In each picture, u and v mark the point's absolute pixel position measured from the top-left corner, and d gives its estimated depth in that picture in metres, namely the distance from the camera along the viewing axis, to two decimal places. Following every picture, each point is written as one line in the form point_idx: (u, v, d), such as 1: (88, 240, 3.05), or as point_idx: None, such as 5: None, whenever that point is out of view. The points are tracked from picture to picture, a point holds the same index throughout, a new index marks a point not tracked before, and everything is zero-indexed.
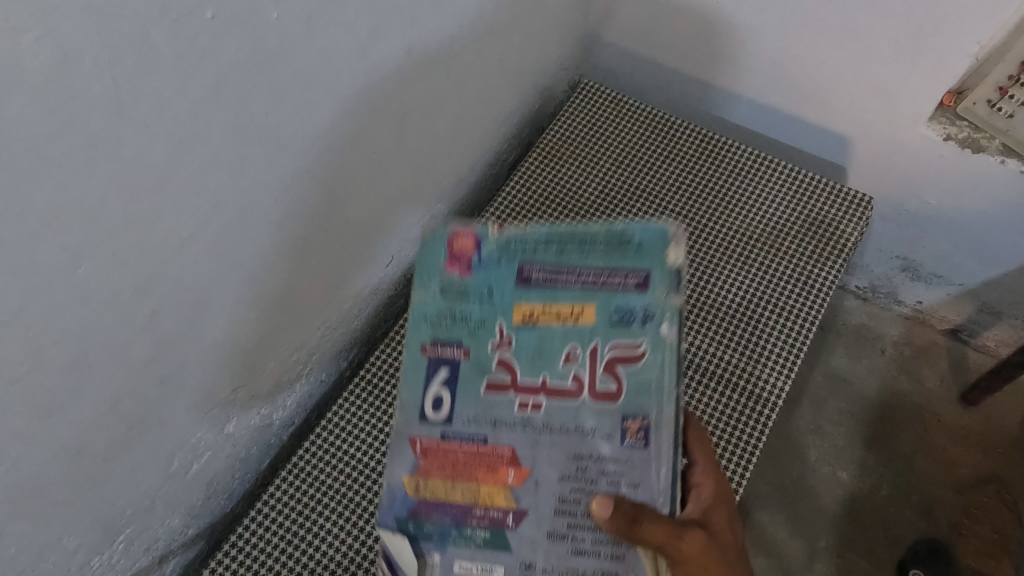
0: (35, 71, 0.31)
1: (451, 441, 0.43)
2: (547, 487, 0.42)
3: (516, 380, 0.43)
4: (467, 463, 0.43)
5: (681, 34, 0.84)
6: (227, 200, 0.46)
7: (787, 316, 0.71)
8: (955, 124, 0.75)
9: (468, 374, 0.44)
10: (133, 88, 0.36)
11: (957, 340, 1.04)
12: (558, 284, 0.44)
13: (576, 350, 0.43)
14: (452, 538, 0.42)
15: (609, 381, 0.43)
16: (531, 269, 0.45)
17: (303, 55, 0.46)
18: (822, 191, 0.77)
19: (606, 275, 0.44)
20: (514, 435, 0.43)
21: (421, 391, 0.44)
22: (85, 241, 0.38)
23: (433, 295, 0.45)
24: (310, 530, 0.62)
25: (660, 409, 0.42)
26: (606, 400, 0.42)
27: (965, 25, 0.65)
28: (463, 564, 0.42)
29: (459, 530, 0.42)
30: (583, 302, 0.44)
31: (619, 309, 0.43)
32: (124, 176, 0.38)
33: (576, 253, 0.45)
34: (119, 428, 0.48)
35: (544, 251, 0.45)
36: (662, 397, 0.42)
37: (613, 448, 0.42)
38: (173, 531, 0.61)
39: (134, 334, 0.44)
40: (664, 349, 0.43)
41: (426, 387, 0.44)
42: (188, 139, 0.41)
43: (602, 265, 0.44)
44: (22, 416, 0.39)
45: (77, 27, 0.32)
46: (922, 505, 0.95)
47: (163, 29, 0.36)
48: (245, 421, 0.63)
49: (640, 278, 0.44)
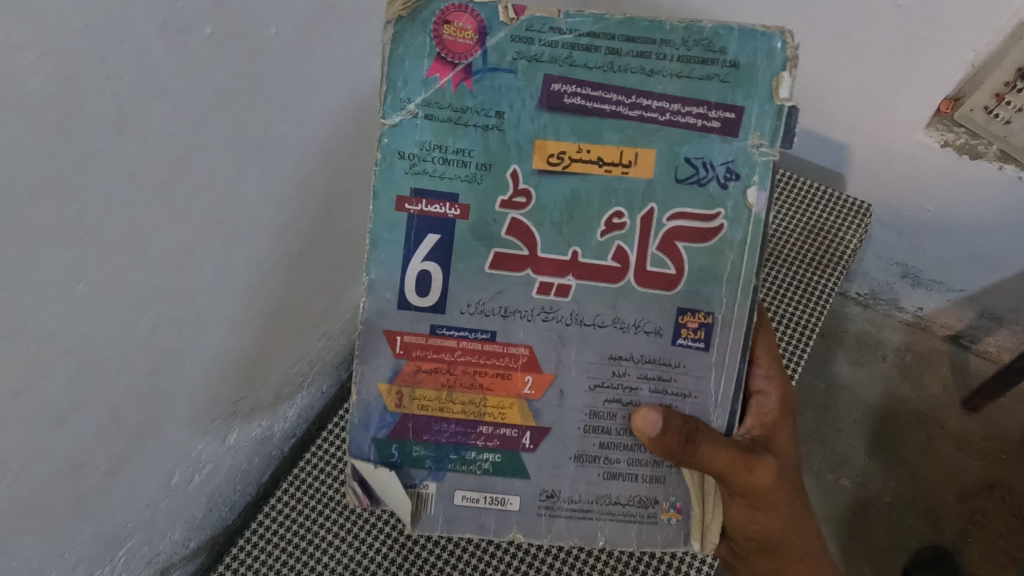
0: (35, 90, 0.32)
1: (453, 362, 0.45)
2: (570, 398, 0.46)
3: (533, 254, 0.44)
4: (474, 378, 0.45)
5: None
6: (227, 214, 0.46)
7: (787, 325, 0.71)
8: (952, 130, 0.75)
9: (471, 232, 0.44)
10: (131, 104, 0.36)
11: (958, 346, 1.03)
12: (599, 103, 0.43)
13: (625, 212, 0.44)
14: (450, 460, 0.46)
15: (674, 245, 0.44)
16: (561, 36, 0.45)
17: (300, 68, 0.46)
18: (823, 198, 0.76)
19: (687, 104, 0.43)
20: (529, 331, 0.45)
21: (404, 260, 0.44)
22: (85, 258, 0.38)
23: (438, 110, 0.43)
24: (311, 543, 0.62)
25: (729, 277, 0.45)
26: (666, 279, 0.45)
27: (959, 32, 0.65)
28: (467, 495, 0.46)
29: (461, 451, 0.46)
30: (645, 146, 0.44)
31: (689, 153, 0.44)
32: (124, 192, 0.38)
33: (638, 70, 0.43)
34: (120, 442, 0.48)
35: (580, 61, 0.43)
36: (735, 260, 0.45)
37: (662, 345, 0.45)
38: (175, 544, 0.61)
39: (134, 348, 0.45)
40: (746, 213, 0.44)
41: (406, 263, 0.44)
42: (187, 155, 0.41)
43: (679, 94, 0.43)
44: (22, 431, 0.40)
45: (75, 46, 0.32)
46: (925, 512, 0.96)
47: (161, 45, 0.36)
48: (246, 432, 0.63)
49: (721, 112, 0.44)
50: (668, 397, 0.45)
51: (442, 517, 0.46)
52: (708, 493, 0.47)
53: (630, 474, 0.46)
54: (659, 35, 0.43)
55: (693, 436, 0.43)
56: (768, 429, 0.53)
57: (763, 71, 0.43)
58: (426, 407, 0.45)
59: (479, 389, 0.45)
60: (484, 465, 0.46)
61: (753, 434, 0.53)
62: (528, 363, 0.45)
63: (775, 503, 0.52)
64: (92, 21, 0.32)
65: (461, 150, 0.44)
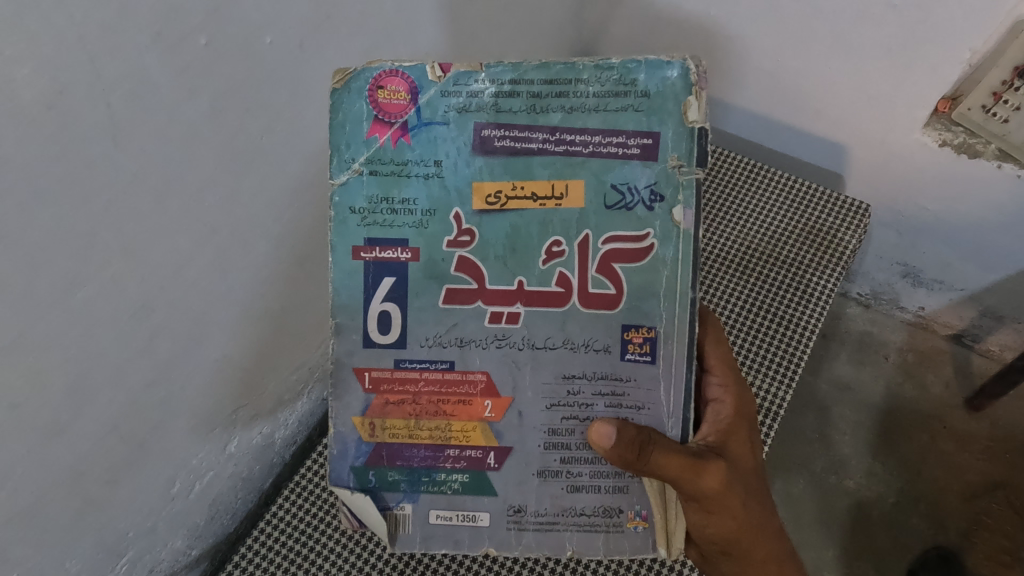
0: (32, 102, 0.32)
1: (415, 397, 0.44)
2: (527, 424, 0.44)
3: (483, 286, 0.43)
4: (438, 402, 0.44)
5: (675, 46, 0.85)
6: (224, 223, 0.47)
7: (786, 327, 0.71)
8: (950, 130, 0.75)
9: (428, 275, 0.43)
10: (127, 115, 0.36)
11: (961, 346, 1.03)
12: (525, 143, 0.42)
13: (561, 244, 0.43)
14: (423, 482, 0.45)
15: (607, 274, 0.43)
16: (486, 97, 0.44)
17: (296, 78, 0.46)
18: (820, 199, 0.77)
19: (607, 137, 0.42)
20: (486, 357, 0.44)
21: (363, 302, 0.44)
22: (83, 269, 0.38)
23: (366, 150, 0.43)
24: (313, 550, 0.62)
25: (666, 302, 0.43)
26: (605, 303, 0.43)
27: (955, 31, 0.65)
28: (440, 513, 0.45)
29: (433, 474, 0.45)
30: (573, 178, 0.43)
31: (614, 179, 0.42)
32: (121, 203, 0.38)
33: (561, 109, 0.42)
34: (121, 452, 0.48)
35: (507, 106, 0.43)
36: (671, 285, 0.43)
37: (609, 363, 0.44)
38: (177, 552, 0.61)
39: (133, 358, 0.45)
40: (676, 234, 0.42)
41: (367, 305, 0.44)
42: (183, 165, 0.41)
43: (600, 126, 0.42)
44: (22, 443, 0.40)
45: (69, 59, 0.32)
46: (929, 512, 0.95)
47: (155, 57, 0.36)
48: (247, 439, 0.63)
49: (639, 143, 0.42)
50: (624, 410, 0.44)
51: (419, 536, 0.45)
52: (670, 500, 0.45)
53: (594, 485, 0.44)
54: (573, 71, 0.42)
55: (646, 450, 0.41)
56: (721, 434, 0.50)
57: (675, 97, 0.42)
58: (396, 435, 0.45)
59: (444, 415, 0.44)
60: (454, 485, 0.45)
61: (708, 439, 0.49)
62: (487, 389, 0.44)
63: (727, 506, 0.48)
64: (87, 33, 0.33)
65: (406, 199, 0.43)
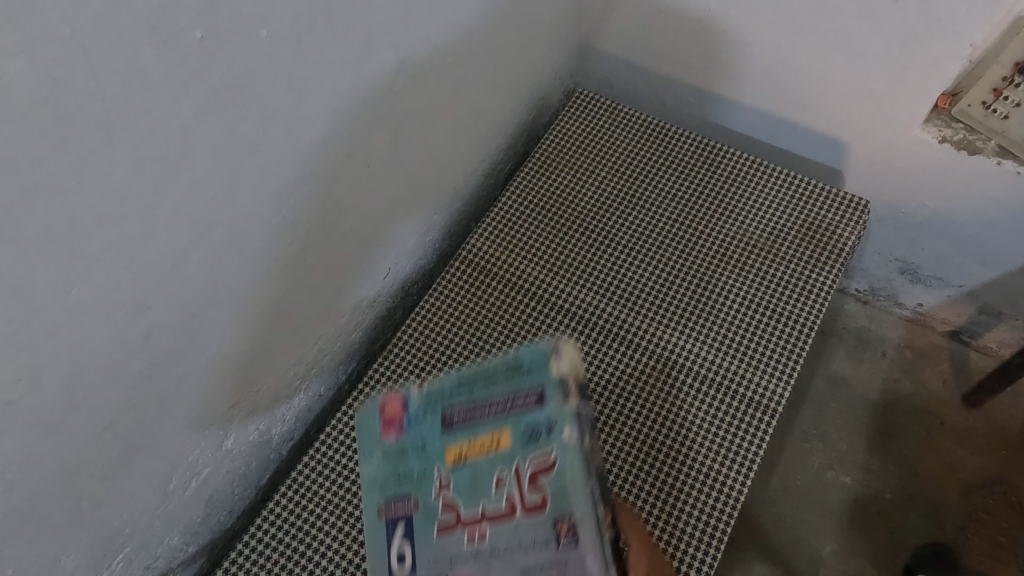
0: (25, 95, 0.31)
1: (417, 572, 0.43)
2: None
3: (459, 516, 0.43)
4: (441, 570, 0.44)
5: (674, 42, 0.85)
6: (220, 218, 0.46)
7: (784, 323, 0.70)
8: (949, 126, 0.75)
9: (421, 518, 0.44)
10: (122, 108, 0.36)
11: (959, 342, 1.04)
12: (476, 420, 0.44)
13: (503, 476, 0.43)
14: None
15: (534, 494, 0.42)
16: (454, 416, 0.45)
17: (293, 71, 0.46)
18: (818, 195, 0.77)
19: (510, 400, 0.43)
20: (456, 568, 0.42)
21: (386, 552, 0.45)
22: (77, 264, 0.38)
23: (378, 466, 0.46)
24: (310, 546, 0.61)
25: (579, 504, 0.41)
26: (536, 513, 0.41)
27: (956, 24, 0.65)
28: None
29: None
30: (499, 429, 0.43)
31: (528, 429, 0.43)
32: (115, 198, 0.38)
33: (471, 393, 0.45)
34: (116, 449, 0.48)
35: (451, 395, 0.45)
36: (576, 493, 0.41)
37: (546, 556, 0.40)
38: (173, 548, 0.61)
39: (129, 353, 0.44)
40: (570, 452, 0.42)
41: (389, 547, 0.45)
42: (179, 160, 0.41)
43: (502, 396, 0.44)
44: (17, 439, 0.39)
45: (63, 51, 0.32)
46: (926, 509, 0.94)
47: (150, 50, 0.36)
48: (244, 436, 0.63)
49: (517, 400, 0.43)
50: None
51: None
52: None
53: None
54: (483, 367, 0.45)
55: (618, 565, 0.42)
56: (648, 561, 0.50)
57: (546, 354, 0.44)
58: None
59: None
60: None
61: None
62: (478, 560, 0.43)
63: None
64: (80, 26, 0.32)
65: (410, 469, 0.45)
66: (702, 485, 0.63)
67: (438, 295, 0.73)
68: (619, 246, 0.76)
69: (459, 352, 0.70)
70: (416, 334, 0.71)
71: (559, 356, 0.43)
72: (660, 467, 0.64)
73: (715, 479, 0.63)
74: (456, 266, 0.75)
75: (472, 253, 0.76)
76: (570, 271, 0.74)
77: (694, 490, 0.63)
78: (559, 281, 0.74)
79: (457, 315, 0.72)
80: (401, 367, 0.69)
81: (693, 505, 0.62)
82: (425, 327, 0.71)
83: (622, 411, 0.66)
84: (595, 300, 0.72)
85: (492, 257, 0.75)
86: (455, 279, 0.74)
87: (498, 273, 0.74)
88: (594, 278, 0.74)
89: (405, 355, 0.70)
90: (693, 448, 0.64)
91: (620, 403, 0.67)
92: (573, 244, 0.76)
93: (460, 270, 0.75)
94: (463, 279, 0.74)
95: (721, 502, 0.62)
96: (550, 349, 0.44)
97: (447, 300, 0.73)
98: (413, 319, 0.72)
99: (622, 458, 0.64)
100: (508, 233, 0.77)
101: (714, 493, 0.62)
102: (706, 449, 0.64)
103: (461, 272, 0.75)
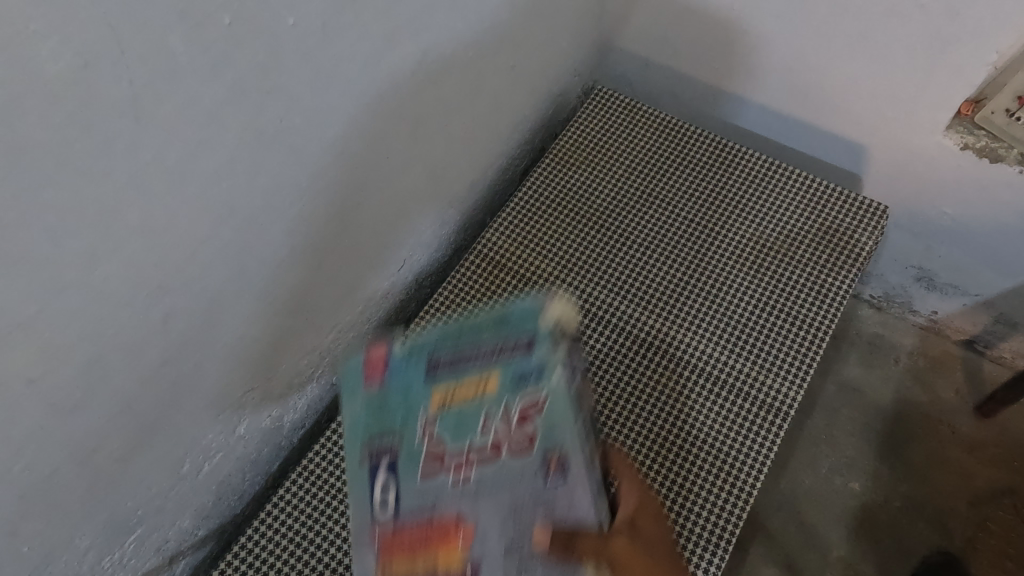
0: (57, 77, 0.32)
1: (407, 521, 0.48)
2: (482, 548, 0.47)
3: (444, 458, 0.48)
4: (425, 538, 0.47)
5: (695, 41, 0.84)
6: (242, 204, 0.46)
7: (799, 327, 0.70)
8: (972, 133, 0.74)
9: (405, 462, 0.49)
10: (149, 91, 0.36)
11: (973, 352, 1.03)
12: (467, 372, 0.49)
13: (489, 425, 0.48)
14: None
15: (520, 436, 0.47)
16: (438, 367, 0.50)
17: (319, 60, 0.46)
18: (836, 199, 0.77)
19: (498, 349, 0.49)
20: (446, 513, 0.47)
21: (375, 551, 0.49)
22: (101, 245, 0.38)
23: (358, 411, 0.51)
24: (319, 533, 0.62)
25: (568, 440, 0.46)
26: (523, 453, 0.47)
27: (983, 29, 0.64)
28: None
29: None
30: None
31: (515, 373, 0.48)
32: (140, 181, 0.38)
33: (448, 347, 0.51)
34: (132, 430, 0.48)
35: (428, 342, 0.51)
36: (566, 428, 0.47)
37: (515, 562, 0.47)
38: (184, 531, 0.62)
39: (149, 337, 0.45)
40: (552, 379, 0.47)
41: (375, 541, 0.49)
42: (204, 145, 0.41)
43: (489, 345, 0.50)
44: (37, 417, 0.40)
45: (94, 33, 0.32)
46: (934, 518, 0.94)
47: (179, 35, 0.36)
48: (257, 422, 0.63)
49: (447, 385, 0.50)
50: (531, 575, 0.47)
51: None
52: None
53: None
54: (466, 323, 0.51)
55: (575, 540, 0.47)
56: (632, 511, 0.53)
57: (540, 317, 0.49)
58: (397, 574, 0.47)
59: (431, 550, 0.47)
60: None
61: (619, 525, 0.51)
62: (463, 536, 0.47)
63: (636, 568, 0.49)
64: (112, 10, 0.32)
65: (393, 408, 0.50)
66: (711, 486, 0.63)
67: (451, 289, 0.73)
68: (634, 245, 0.76)
69: None
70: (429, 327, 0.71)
71: (551, 308, 0.49)
72: (670, 466, 0.64)
73: (724, 479, 0.63)
74: (470, 260, 0.75)
75: (486, 247, 0.76)
76: (585, 269, 0.74)
77: (704, 490, 0.63)
78: (573, 279, 0.74)
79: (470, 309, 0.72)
80: None
81: (701, 505, 0.62)
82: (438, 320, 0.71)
83: (632, 410, 0.66)
84: (609, 299, 0.72)
85: (506, 252, 0.75)
86: (469, 273, 0.74)
87: (512, 268, 0.74)
88: (608, 276, 0.74)
89: None
90: (702, 449, 0.64)
91: (630, 402, 0.67)
92: (587, 242, 0.76)
93: (473, 264, 0.75)
94: (476, 273, 0.74)
95: (729, 502, 0.62)
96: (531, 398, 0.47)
97: (460, 294, 0.73)
98: (426, 312, 0.72)
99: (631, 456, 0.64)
100: (523, 228, 0.77)
101: (723, 493, 0.62)
102: (716, 450, 0.64)
103: (474, 266, 0.75)
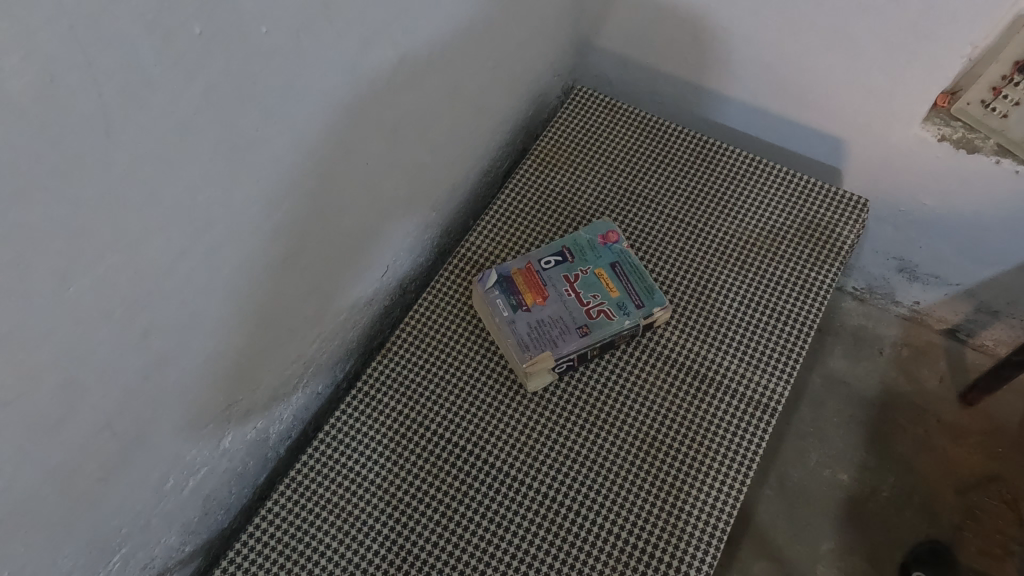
0: (20, 94, 0.31)
1: (534, 262, 0.69)
2: (527, 319, 0.65)
3: (545, 297, 0.66)
4: (528, 278, 0.68)
5: (673, 38, 0.84)
6: (220, 216, 0.46)
7: (785, 321, 0.70)
8: (949, 125, 0.75)
9: (570, 265, 0.69)
10: (122, 105, 0.36)
11: (955, 340, 1.05)
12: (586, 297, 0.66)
13: (599, 298, 0.66)
14: (506, 295, 0.67)
15: (601, 317, 0.65)
16: (619, 268, 0.69)
17: (292, 69, 0.45)
18: (816, 193, 0.77)
19: (573, 303, 0.66)
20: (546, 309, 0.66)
21: (504, 279, 0.68)
22: (74, 261, 0.37)
23: (560, 252, 0.70)
24: (306, 546, 0.61)
25: (628, 314, 0.66)
26: (594, 316, 0.65)
27: (957, 22, 0.65)
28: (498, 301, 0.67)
29: (510, 295, 0.67)
30: (545, 298, 0.66)
31: (626, 267, 0.69)
32: (113, 195, 0.38)
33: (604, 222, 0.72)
34: (114, 448, 0.47)
35: (591, 229, 0.72)
36: (632, 307, 0.66)
37: (569, 340, 0.64)
38: (170, 548, 0.61)
39: (126, 354, 0.44)
40: (649, 291, 0.67)
41: (505, 286, 0.67)
42: (176, 157, 0.40)
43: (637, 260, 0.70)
44: (12, 439, 0.39)
45: (56, 46, 0.31)
46: (922, 507, 0.95)
47: (149, 45, 0.35)
48: (241, 435, 0.62)
49: (556, 259, 0.69)
50: (561, 335, 0.64)
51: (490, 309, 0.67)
52: None
53: (532, 329, 0.65)
54: None
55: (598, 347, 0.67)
56: None
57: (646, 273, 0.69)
58: (517, 280, 0.68)
59: (532, 285, 0.67)
60: (510, 301, 0.66)
61: None
62: (538, 286, 0.67)
63: None
64: (78, 23, 0.32)
65: (559, 251, 0.70)
66: (702, 483, 0.63)
67: (435, 293, 0.73)
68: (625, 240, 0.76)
69: (459, 351, 0.69)
70: (415, 335, 0.71)
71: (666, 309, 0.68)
72: (662, 464, 0.64)
73: (714, 477, 0.63)
74: (452, 263, 0.75)
75: (470, 251, 0.75)
76: None
77: (692, 488, 0.63)
78: None
79: (457, 313, 0.72)
80: (400, 367, 0.69)
81: (690, 503, 0.62)
82: (424, 326, 0.71)
83: (621, 410, 0.66)
84: None
85: (490, 253, 0.75)
86: (451, 276, 0.74)
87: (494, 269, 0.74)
88: None
89: (404, 356, 0.69)
90: (693, 448, 0.64)
91: (620, 402, 0.67)
92: None
93: (456, 267, 0.74)
94: (458, 276, 0.74)
95: (720, 501, 0.62)
96: (633, 299, 0.67)
97: (444, 297, 0.73)
98: (411, 317, 0.71)
99: (621, 454, 0.64)
100: (505, 231, 0.77)
101: (714, 491, 0.62)
102: (706, 448, 0.64)
103: (457, 269, 0.74)
